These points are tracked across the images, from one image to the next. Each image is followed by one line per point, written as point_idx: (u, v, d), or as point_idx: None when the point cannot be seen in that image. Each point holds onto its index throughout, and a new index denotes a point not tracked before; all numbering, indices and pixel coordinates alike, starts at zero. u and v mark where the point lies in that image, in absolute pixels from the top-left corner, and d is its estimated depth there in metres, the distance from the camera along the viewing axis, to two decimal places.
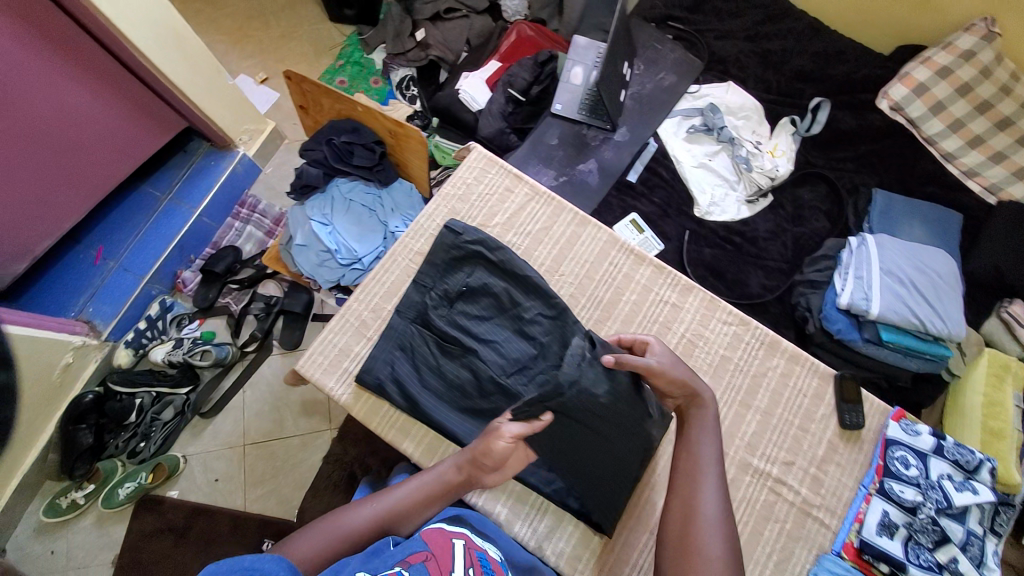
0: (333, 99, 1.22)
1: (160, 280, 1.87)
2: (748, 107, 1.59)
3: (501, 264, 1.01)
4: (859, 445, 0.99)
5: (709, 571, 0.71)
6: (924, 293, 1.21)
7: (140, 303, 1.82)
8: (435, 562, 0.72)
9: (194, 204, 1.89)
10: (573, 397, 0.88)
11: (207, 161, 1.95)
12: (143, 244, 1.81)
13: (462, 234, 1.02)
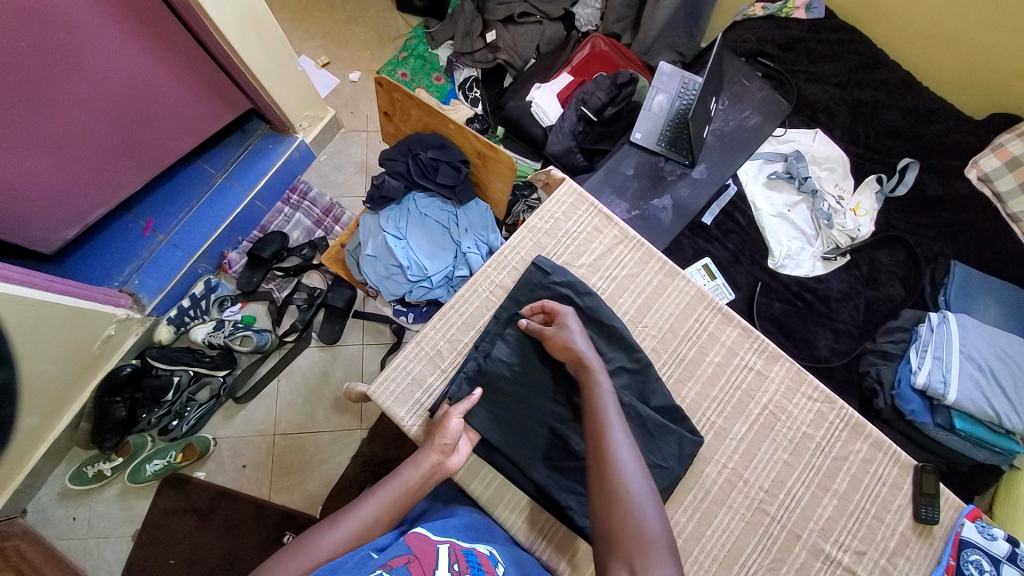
0: (423, 111, 1.18)
1: (207, 259, 1.85)
2: (833, 158, 1.53)
3: (587, 311, 0.98)
4: (930, 541, 0.94)
5: (638, 512, 0.69)
6: (1006, 384, 1.15)
7: (185, 281, 1.80)
8: (420, 564, 0.70)
9: (249, 186, 1.86)
10: (489, 366, 0.93)
11: (265, 144, 1.92)
12: (194, 221, 1.79)
13: (551, 274, 1.00)
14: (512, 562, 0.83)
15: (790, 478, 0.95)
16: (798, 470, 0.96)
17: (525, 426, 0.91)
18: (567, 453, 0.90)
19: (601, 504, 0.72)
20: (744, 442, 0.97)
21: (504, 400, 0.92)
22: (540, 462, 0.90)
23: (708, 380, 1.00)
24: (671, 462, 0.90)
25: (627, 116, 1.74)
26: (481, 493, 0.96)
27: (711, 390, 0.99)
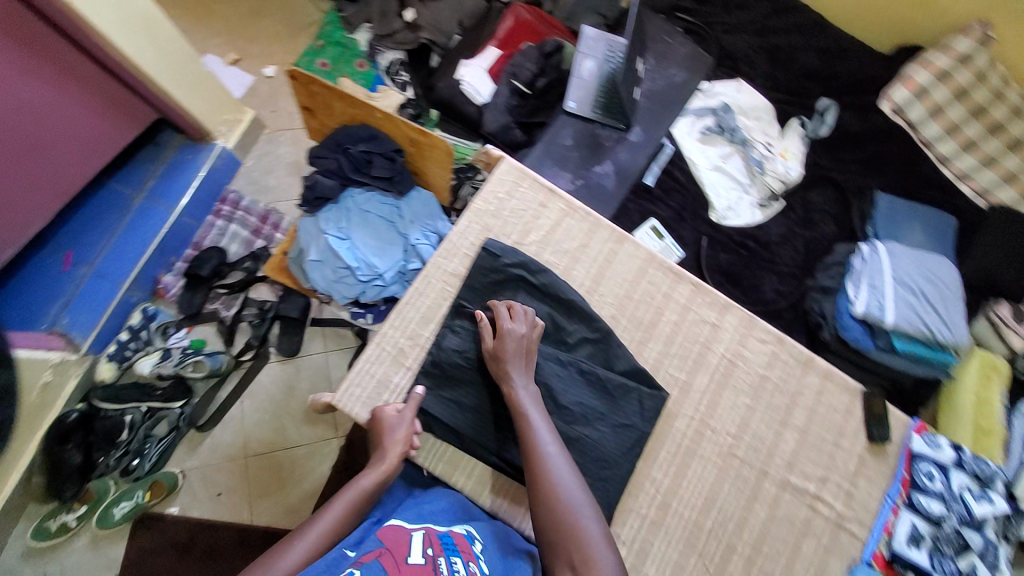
0: (347, 103, 1.13)
1: (139, 287, 1.73)
2: (758, 107, 1.60)
3: (543, 288, 0.99)
4: (886, 459, 1.00)
5: (576, 521, 0.74)
6: (934, 301, 1.26)
7: (120, 312, 1.68)
8: (393, 555, 0.72)
9: (172, 201, 1.73)
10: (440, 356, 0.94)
11: (182, 155, 1.79)
12: (117, 247, 1.66)
13: (502, 257, 1.00)
14: (492, 536, 0.84)
15: (754, 420, 1.01)
16: (759, 410, 1.01)
17: (494, 413, 0.92)
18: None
19: (545, 518, 0.76)
20: (707, 393, 1.01)
21: (479, 386, 0.93)
22: (516, 444, 0.92)
23: (666, 339, 1.04)
24: (637, 422, 0.95)
25: (560, 84, 1.74)
26: (464, 485, 0.95)
27: (670, 348, 1.03)
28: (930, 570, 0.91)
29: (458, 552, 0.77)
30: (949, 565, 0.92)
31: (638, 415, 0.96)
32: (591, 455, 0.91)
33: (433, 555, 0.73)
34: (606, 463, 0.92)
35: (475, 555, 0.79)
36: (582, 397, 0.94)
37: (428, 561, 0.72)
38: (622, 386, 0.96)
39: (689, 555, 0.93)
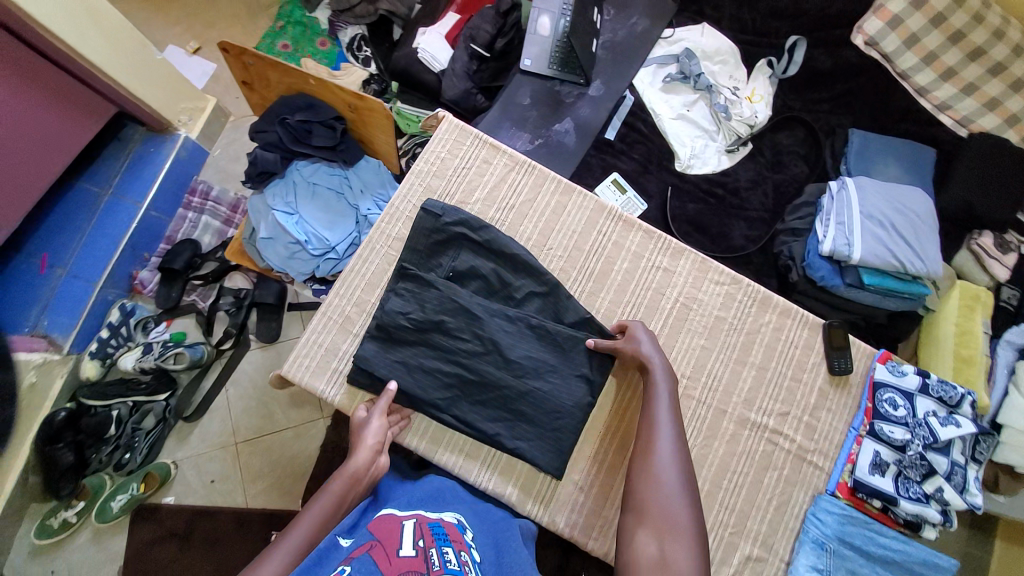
0: (282, 72, 1.11)
1: (115, 284, 1.71)
2: (723, 51, 1.52)
3: (487, 245, 0.97)
4: (847, 390, 1.02)
5: (667, 503, 0.76)
6: (903, 233, 1.22)
7: (97, 311, 1.67)
8: (384, 548, 0.70)
9: (139, 197, 1.72)
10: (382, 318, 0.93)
11: (145, 150, 1.76)
12: (89, 246, 1.65)
13: (442, 216, 0.97)
14: (480, 525, 0.84)
15: (710, 360, 1.01)
16: (716, 349, 1.02)
17: (444, 374, 0.92)
18: (494, 385, 0.92)
19: (640, 493, 0.78)
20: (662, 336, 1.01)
21: (428, 348, 0.93)
22: (468, 400, 0.92)
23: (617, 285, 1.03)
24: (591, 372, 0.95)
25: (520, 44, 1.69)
26: (418, 443, 0.96)
27: (620, 294, 1.02)
28: (893, 495, 0.92)
29: (450, 542, 0.75)
30: (913, 488, 0.93)
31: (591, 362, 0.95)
32: (544, 406, 0.92)
33: (424, 546, 0.71)
34: (559, 413, 0.92)
35: (468, 544, 0.77)
36: (534, 351, 0.93)
37: (419, 553, 0.70)
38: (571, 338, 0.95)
39: None
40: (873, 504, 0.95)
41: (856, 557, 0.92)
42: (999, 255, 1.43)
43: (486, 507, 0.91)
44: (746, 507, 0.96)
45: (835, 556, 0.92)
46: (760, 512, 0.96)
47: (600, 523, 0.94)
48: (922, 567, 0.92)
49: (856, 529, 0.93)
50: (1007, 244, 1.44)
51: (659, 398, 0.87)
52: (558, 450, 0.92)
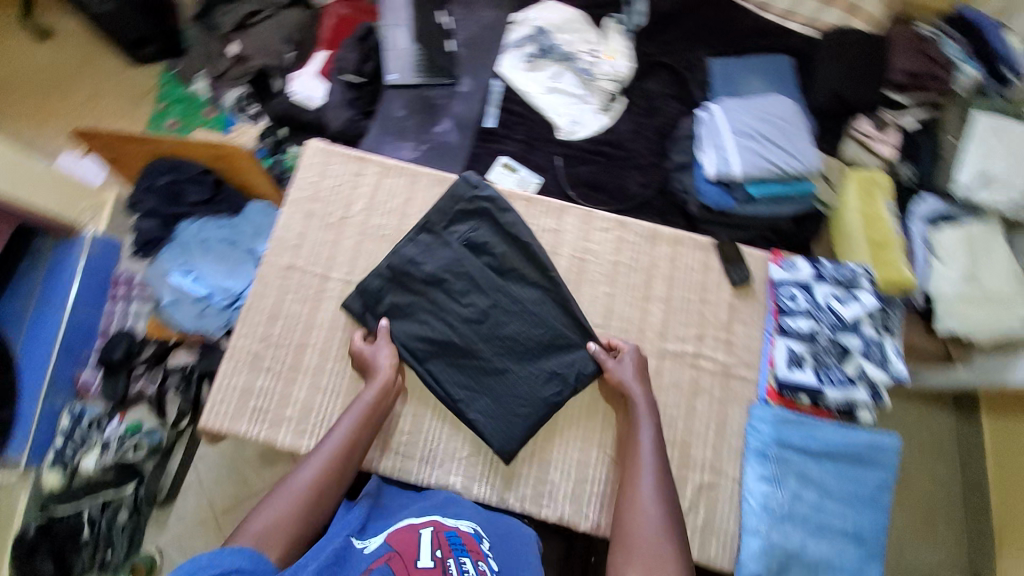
0: (139, 142, 1.11)
1: (59, 390, 1.57)
2: (571, 19, 1.59)
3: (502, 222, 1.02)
4: (754, 298, 1.04)
5: (649, 541, 0.78)
6: (775, 140, 1.28)
7: (46, 423, 1.54)
8: (403, 559, 0.71)
9: (62, 300, 1.58)
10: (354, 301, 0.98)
11: (59, 254, 1.63)
12: (29, 357, 1.54)
13: (476, 187, 1.03)
14: (493, 532, 0.84)
15: (614, 304, 1.03)
16: (619, 291, 1.04)
17: (424, 348, 0.97)
18: (470, 356, 0.97)
19: (620, 533, 0.80)
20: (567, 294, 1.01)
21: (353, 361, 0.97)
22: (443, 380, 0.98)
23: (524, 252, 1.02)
24: (505, 342, 0.98)
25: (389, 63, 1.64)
26: None
27: (522, 262, 1.02)
28: (816, 385, 0.94)
29: (467, 552, 0.75)
30: (834, 374, 0.95)
31: (501, 335, 0.98)
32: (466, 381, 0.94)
33: (442, 558, 0.71)
34: None
35: (485, 553, 0.77)
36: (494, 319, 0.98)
37: (438, 564, 0.70)
38: (516, 304, 0.99)
39: (590, 450, 0.97)
40: (802, 400, 0.96)
41: (801, 457, 0.92)
42: (879, 135, 1.48)
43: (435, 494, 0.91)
44: (687, 434, 0.97)
45: (781, 462, 0.92)
46: (700, 440, 0.97)
47: (549, 486, 0.96)
48: (866, 449, 0.93)
49: (793, 430, 0.93)
50: (884, 123, 1.49)
51: (642, 419, 0.90)
52: (502, 415, 0.95)
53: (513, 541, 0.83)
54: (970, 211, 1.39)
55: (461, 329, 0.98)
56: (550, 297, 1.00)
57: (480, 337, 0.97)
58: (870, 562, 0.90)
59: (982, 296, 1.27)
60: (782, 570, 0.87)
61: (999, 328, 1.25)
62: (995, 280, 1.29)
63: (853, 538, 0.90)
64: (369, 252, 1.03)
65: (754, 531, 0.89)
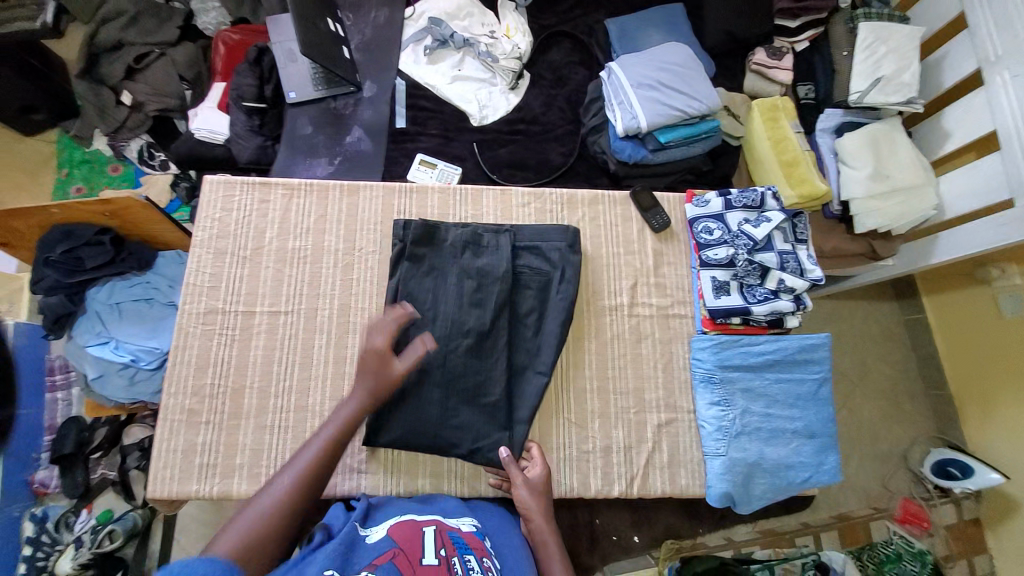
0: (20, 215, 1.04)
1: (13, 498, 1.46)
2: (464, 5, 1.57)
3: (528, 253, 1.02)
4: (677, 239, 1.09)
5: None
6: (674, 85, 1.31)
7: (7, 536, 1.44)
8: (407, 555, 0.71)
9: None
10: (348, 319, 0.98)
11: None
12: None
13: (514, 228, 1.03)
14: (488, 529, 0.86)
15: (551, 296, 1.01)
16: (558, 273, 1.02)
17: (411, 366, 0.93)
18: (457, 373, 0.93)
19: None
20: (510, 286, 0.99)
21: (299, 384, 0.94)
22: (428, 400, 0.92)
23: (457, 252, 1.00)
24: (446, 345, 0.94)
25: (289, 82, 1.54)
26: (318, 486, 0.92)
27: (444, 259, 0.99)
28: (744, 306, 0.99)
29: (471, 551, 0.76)
30: (758, 291, 1.00)
31: (440, 340, 0.94)
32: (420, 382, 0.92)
33: (447, 556, 0.72)
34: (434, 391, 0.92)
35: (488, 551, 0.79)
36: (474, 321, 0.95)
37: (443, 561, 0.71)
38: (490, 302, 0.97)
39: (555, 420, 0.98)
40: (735, 323, 1.01)
41: (743, 375, 0.98)
42: (776, 62, 1.50)
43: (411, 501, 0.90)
44: (638, 382, 1.01)
45: (726, 383, 0.98)
46: (652, 384, 1.01)
47: None
48: (800, 352, 0.99)
49: (732, 351, 0.99)
50: (779, 49, 1.51)
51: None
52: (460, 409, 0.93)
53: (509, 539, 0.85)
54: (870, 114, 1.43)
55: (439, 346, 0.94)
56: (490, 291, 0.97)
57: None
58: (824, 451, 0.97)
59: (891, 190, 1.31)
60: (747, 479, 0.95)
61: (910, 216, 1.32)
62: (903, 171, 1.32)
63: (804, 434, 0.97)
64: (288, 275, 1.01)
65: (715, 453, 0.95)
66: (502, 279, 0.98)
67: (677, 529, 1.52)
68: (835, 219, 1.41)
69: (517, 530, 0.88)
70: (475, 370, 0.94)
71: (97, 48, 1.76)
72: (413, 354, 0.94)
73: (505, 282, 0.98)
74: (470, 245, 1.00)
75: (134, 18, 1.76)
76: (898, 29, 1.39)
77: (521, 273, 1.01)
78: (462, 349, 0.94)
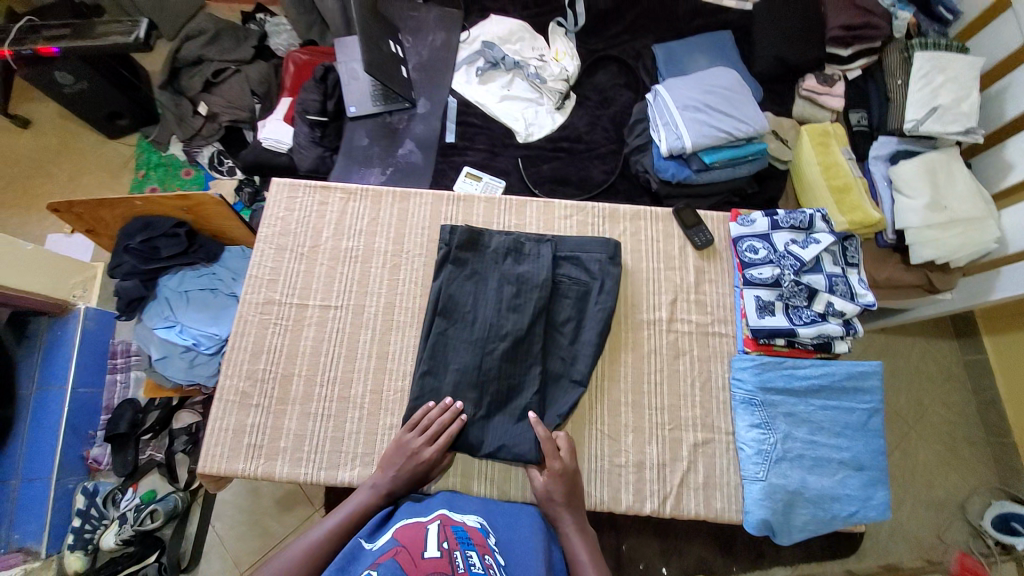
0: (109, 206, 1.15)
1: (70, 471, 1.55)
2: (516, 30, 1.65)
3: (572, 263, 1.04)
4: (719, 257, 1.09)
5: None
6: (721, 108, 1.32)
7: (62, 505, 1.51)
8: (409, 551, 0.72)
9: (62, 380, 1.56)
10: (390, 317, 1.05)
11: (51, 335, 1.59)
12: (34, 448, 1.50)
13: (560, 245, 1.05)
14: (496, 526, 0.85)
15: (589, 307, 1.02)
16: (597, 284, 1.03)
17: (446, 368, 0.96)
18: (495, 373, 0.95)
19: None
20: (549, 295, 1.00)
21: (345, 376, 1.01)
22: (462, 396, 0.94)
23: (500, 258, 1.03)
24: (484, 348, 0.96)
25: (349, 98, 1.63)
26: (353, 476, 0.96)
27: (487, 265, 1.02)
28: (789, 328, 0.97)
29: (473, 546, 0.75)
30: (804, 313, 0.98)
31: (479, 342, 0.96)
32: (456, 384, 0.95)
33: (448, 548, 0.72)
34: (471, 392, 0.95)
35: (491, 549, 0.78)
36: (512, 328, 0.97)
37: (445, 554, 0.71)
38: (529, 308, 0.98)
39: (588, 431, 0.98)
40: (778, 344, 0.99)
41: (786, 399, 0.96)
42: (826, 88, 1.50)
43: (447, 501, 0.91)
44: (674, 399, 1.00)
45: (767, 406, 0.95)
46: (688, 401, 1.00)
47: None
48: (847, 379, 0.96)
49: (774, 374, 0.97)
50: (830, 77, 1.51)
51: None
52: (496, 410, 0.95)
53: (520, 532, 0.85)
54: (926, 142, 1.39)
55: (477, 347, 0.96)
56: (528, 298, 0.99)
57: (460, 347, 0.96)
58: (873, 485, 0.92)
59: (950, 221, 1.26)
60: (788, 508, 0.91)
61: (970, 249, 1.26)
62: (960, 202, 1.27)
63: (851, 465, 0.93)
64: (340, 273, 1.07)
65: (754, 478, 0.92)
66: (541, 287, 1.00)
67: (709, 562, 1.46)
68: (888, 249, 1.36)
69: (527, 522, 0.87)
70: (510, 374, 0.96)
71: (179, 62, 1.93)
72: (451, 355, 0.96)
73: (544, 290, 0.99)
74: (513, 252, 1.03)
75: (214, 36, 1.93)
76: (957, 58, 1.36)
77: (560, 282, 1.02)
78: (500, 354, 0.95)
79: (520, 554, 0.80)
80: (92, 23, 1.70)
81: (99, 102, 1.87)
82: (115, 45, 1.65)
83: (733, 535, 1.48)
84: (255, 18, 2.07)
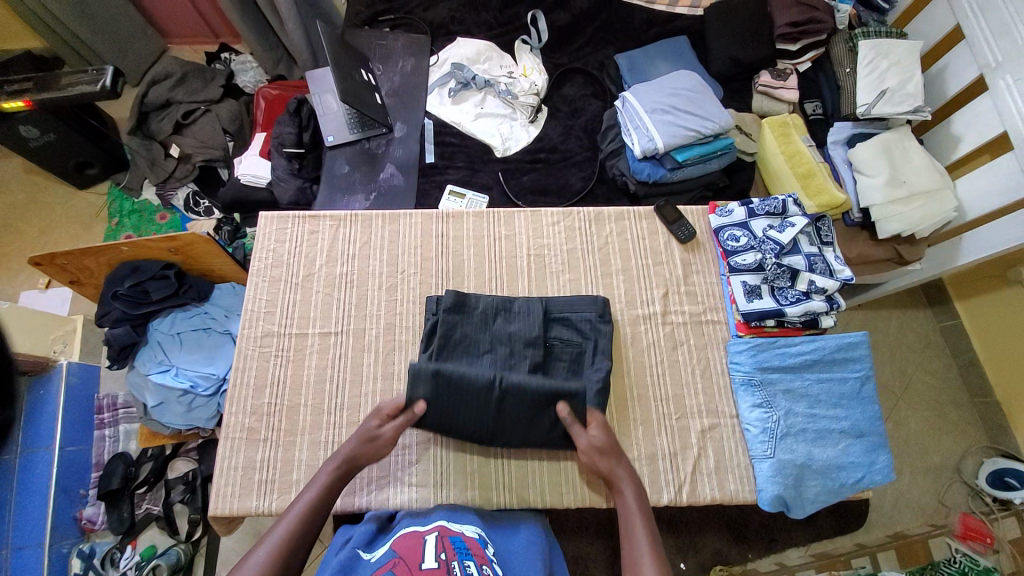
0: (93, 254, 1.14)
1: (63, 534, 1.46)
2: (483, 50, 1.70)
3: (558, 315, 1.04)
4: (702, 248, 1.14)
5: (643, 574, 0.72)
6: (686, 109, 1.39)
7: (56, 571, 1.42)
8: (406, 563, 0.69)
9: (48, 439, 1.46)
10: (393, 335, 1.06)
11: (33, 395, 1.50)
12: (21, 511, 1.40)
13: (549, 306, 1.04)
14: (495, 542, 0.83)
15: (585, 369, 1.01)
16: (591, 343, 1.02)
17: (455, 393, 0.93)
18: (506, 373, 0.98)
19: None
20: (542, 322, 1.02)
21: (354, 402, 1.01)
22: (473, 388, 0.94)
23: (488, 322, 1.02)
24: (479, 396, 0.94)
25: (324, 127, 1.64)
26: (370, 501, 0.96)
27: (476, 329, 1.01)
28: (777, 309, 1.02)
29: (471, 556, 0.72)
30: (790, 293, 1.03)
31: (472, 396, 0.94)
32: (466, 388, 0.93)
33: (446, 559, 0.68)
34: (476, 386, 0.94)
35: (489, 558, 0.75)
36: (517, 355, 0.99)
37: (442, 565, 0.67)
38: (526, 315, 1.02)
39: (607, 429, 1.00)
40: (768, 325, 1.04)
41: (783, 376, 1.00)
42: (781, 82, 1.57)
43: (467, 511, 0.90)
44: (677, 389, 1.03)
45: (766, 385, 0.99)
46: (691, 390, 1.03)
47: (564, 473, 0.99)
48: (837, 351, 1.01)
49: (769, 353, 1.01)
50: (783, 71, 1.59)
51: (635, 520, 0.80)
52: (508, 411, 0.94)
53: (517, 551, 0.83)
54: (879, 124, 1.48)
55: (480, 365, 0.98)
56: (522, 360, 0.99)
57: (455, 399, 0.94)
58: (875, 451, 0.97)
59: (910, 196, 1.34)
60: (799, 481, 0.94)
61: (930, 220, 1.34)
62: (916, 177, 1.35)
63: (852, 433, 0.97)
64: (336, 299, 1.08)
65: (763, 455, 0.96)
66: (533, 348, 0.99)
67: (725, 554, 1.48)
68: (856, 227, 1.44)
69: (523, 538, 0.86)
70: (510, 420, 0.94)
71: (148, 107, 1.90)
72: (444, 407, 0.93)
73: (537, 352, 0.99)
74: (501, 313, 1.02)
75: (182, 78, 1.91)
76: (898, 44, 1.46)
77: (553, 344, 1.02)
78: (501, 405, 0.94)
79: (519, 566, 0.79)
80: (56, 74, 1.64)
81: (67, 151, 1.84)
82: (83, 94, 1.61)
83: (747, 523, 1.51)
84: (220, 58, 2.07)
